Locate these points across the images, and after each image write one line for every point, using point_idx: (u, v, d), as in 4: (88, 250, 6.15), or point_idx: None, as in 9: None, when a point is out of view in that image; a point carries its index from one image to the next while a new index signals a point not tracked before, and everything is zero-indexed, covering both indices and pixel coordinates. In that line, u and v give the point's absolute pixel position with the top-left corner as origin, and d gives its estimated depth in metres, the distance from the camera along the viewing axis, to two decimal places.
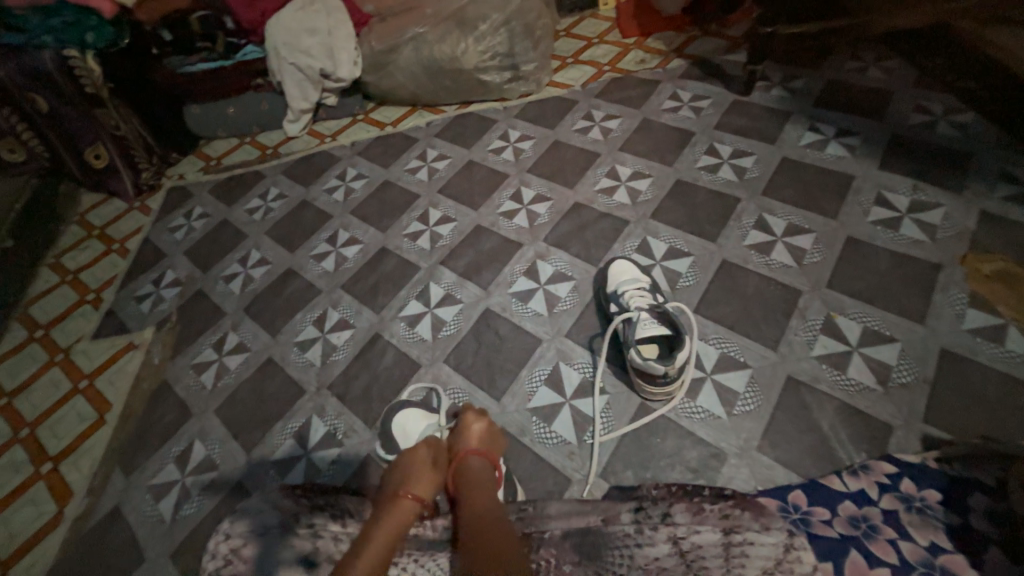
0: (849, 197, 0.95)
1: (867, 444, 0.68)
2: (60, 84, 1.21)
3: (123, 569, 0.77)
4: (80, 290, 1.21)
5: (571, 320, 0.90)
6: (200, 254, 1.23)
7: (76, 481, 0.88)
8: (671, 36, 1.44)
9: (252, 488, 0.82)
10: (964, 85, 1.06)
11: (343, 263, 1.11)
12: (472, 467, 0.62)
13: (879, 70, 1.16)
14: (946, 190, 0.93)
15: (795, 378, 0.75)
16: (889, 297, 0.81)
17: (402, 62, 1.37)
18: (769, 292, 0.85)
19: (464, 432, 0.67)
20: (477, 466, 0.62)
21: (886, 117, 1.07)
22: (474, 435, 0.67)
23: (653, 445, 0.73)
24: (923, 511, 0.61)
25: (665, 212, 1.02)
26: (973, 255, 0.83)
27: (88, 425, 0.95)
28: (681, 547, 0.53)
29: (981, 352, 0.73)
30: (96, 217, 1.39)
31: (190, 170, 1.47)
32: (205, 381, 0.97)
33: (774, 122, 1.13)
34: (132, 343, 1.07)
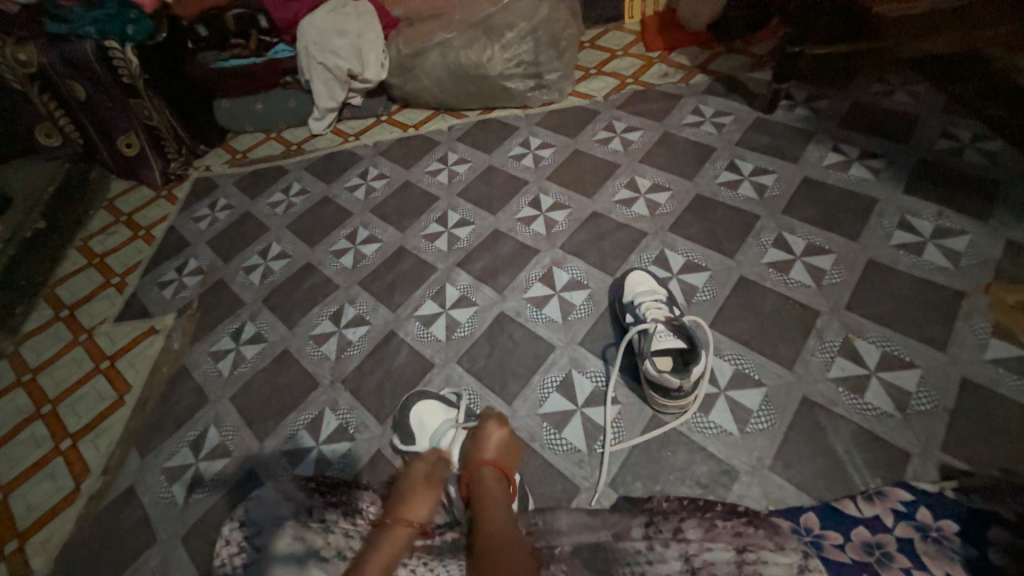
0: (872, 220, 0.95)
1: (883, 470, 0.67)
2: (98, 74, 1.25)
3: (135, 549, 0.79)
4: (107, 274, 1.24)
5: (586, 328, 0.90)
6: (222, 244, 1.25)
7: (93, 458, 0.90)
8: (695, 51, 1.45)
9: (264, 476, 0.83)
10: (993, 113, 1.05)
11: (361, 260, 1.13)
12: (485, 475, 0.61)
13: (905, 94, 1.15)
14: (971, 217, 0.92)
15: (810, 398, 0.75)
16: (909, 322, 0.80)
17: (428, 65, 1.39)
18: (787, 311, 0.85)
19: (481, 439, 0.67)
20: (489, 476, 0.61)
21: (912, 142, 1.06)
22: (491, 443, 0.67)
23: (664, 458, 0.73)
24: (940, 541, 0.59)
25: (683, 226, 1.02)
26: (998, 284, 0.82)
27: (107, 405, 0.97)
28: (693, 563, 0.55)
29: (1003, 382, 0.72)
30: (125, 204, 1.43)
31: (216, 162, 1.51)
32: (222, 368, 0.99)
33: (796, 141, 1.13)
34: (153, 327, 1.09)
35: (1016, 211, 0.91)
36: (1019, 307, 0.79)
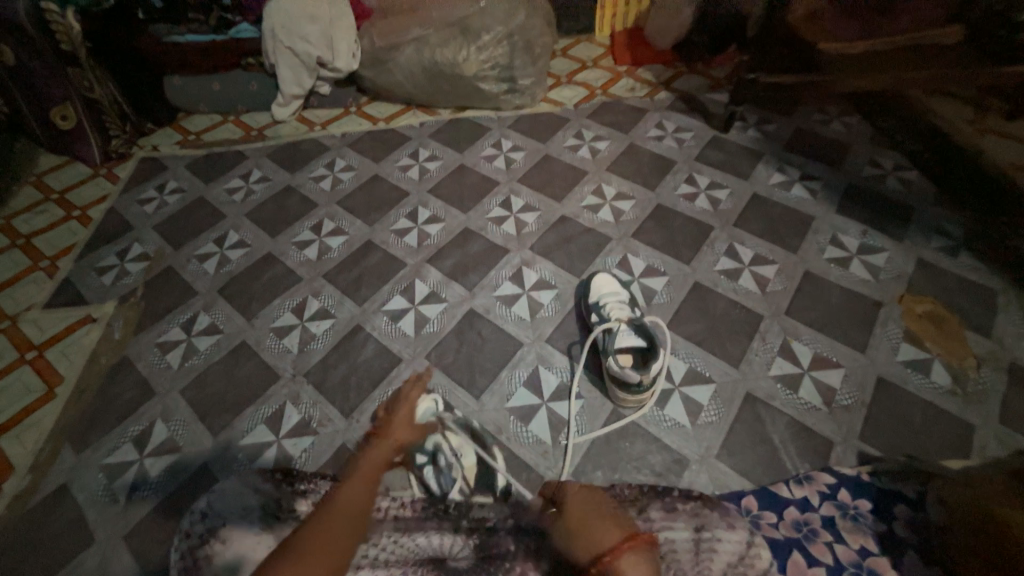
0: (808, 235, 1.05)
1: (812, 458, 0.75)
2: (35, 40, 1.14)
3: (66, 554, 0.73)
4: (34, 256, 1.13)
5: (553, 326, 0.94)
6: (172, 230, 1.18)
7: (17, 456, 0.82)
8: (659, 69, 1.53)
9: (219, 473, 0.79)
10: (910, 146, 1.20)
11: (327, 253, 1.10)
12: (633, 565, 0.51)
13: (840, 124, 1.29)
14: (890, 237, 1.04)
15: (753, 394, 0.82)
16: (838, 328, 0.90)
17: (402, 60, 1.39)
18: (735, 315, 0.93)
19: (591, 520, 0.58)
20: (633, 564, 0.51)
21: (844, 167, 1.19)
22: (598, 524, 0.57)
23: (622, 449, 0.77)
24: (856, 518, 0.68)
25: (645, 233, 1.09)
26: (909, 296, 0.94)
27: (34, 399, 0.89)
28: (655, 540, 0.58)
29: (910, 381, 0.82)
30: (56, 180, 1.30)
31: (165, 142, 1.41)
32: (171, 360, 0.93)
33: (747, 160, 1.23)
34: (90, 316, 1.01)
35: (925, 233, 1.04)
36: (925, 316, 0.91)
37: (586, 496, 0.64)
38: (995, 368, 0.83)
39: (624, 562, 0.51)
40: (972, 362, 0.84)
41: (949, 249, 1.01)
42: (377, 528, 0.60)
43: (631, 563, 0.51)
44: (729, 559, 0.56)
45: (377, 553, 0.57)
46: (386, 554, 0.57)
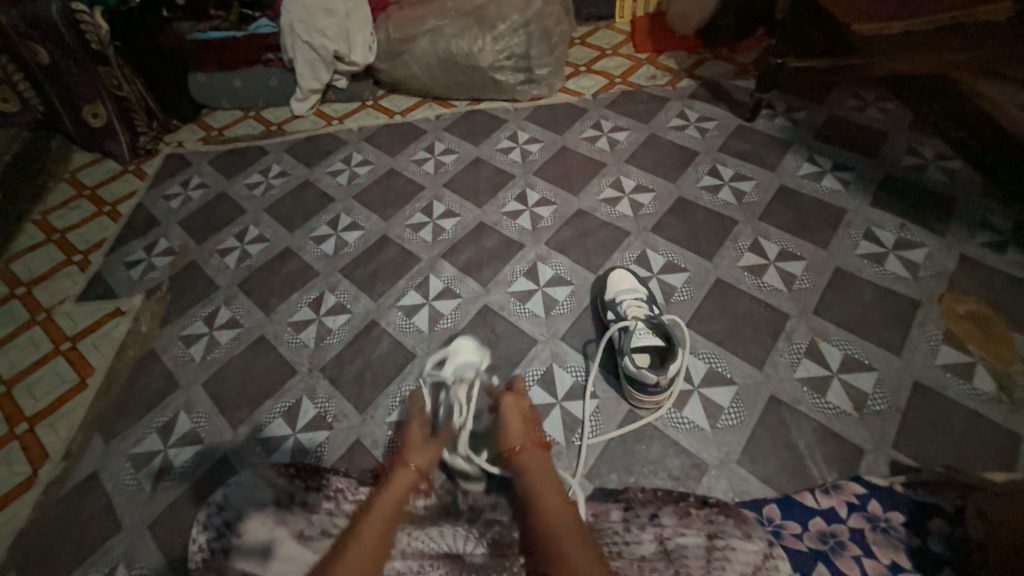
0: (841, 229, 1.00)
1: (839, 465, 0.71)
2: (65, 38, 1.17)
3: (97, 538, 0.76)
4: (67, 250, 1.18)
5: (568, 323, 0.92)
6: (195, 225, 1.21)
7: (53, 443, 0.86)
8: (683, 55, 1.47)
9: (238, 464, 0.81)
10: (956, 134, 1.12)
11: (343, 248, 1.11)
12: (532, 455, 0.64)
13: (878, 110, 1.21)
14: (931, 231, 0.97)
15: (776, 398, 0.78)
16: (870, 329, 0.85)
17: (418, 52, 1.37)
18: (759, 314, 0.89)
19: (507, 425, 0.67)
20: (534, 454, 0.64)
21: (881, 157, 1.12)
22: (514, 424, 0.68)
23: (638, 451, 0.75)
24: (887, 531, 0.65)
25: (665, 227, 1.05)
26: (950, 295, 0.88)
27: (68, 388, 0.93)
28: (667, 546, 0.62)
29: (950, 386, 0.77)
30: (88, 177, 1.35)
31: (189, 138, 1.44)
32: (194, 353, 0.96)
33: (775, 150, 1.17)
34: (119, 309, 1.05)
35: (970, 227, 0.97)
36: (968, 317, 0.85)
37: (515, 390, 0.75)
38: None
39: (527, 452, 0.64)
40: (1020, 367, 0.78)
41: (997, 245, 0.94)
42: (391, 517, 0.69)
43: (532, 453, 0.64)
44: (744, 569, 0.59)
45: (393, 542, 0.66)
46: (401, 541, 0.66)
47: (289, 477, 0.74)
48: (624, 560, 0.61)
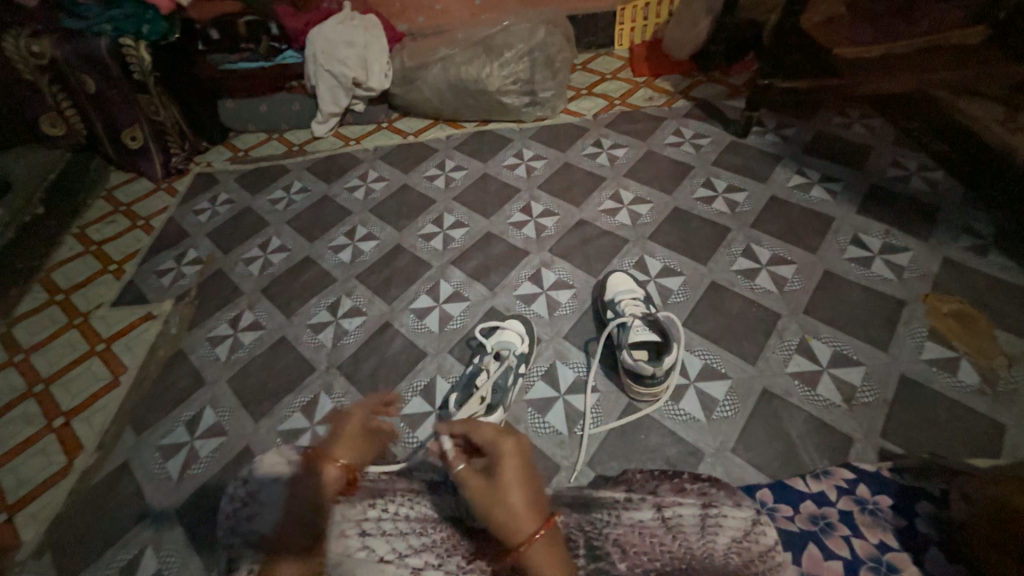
0: (829, 236, 1.05)
1: (830, 453, 0.75)
2: (109, 67, 1.29)
3: (128, 522, 0.81)
4: (104, 260, 1.26)
5: (570, 323, 0.97)
6: (222, 236, 1.29)
7: (87, 435, 0.92)
8: (678, 79, 1.57)
9: (259, 453, 0.86)
10: (937, 147, 1.18)
11: (359, 256, 1.18)
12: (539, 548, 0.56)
13: (862, 127, 1.28)
14: (915, 237, 1.03)
15: (769, 391, 0.82)
16: (858, 327, 0.89)
17: (430, 78, 1.48)
18: (752, 314, 0.94)
19: (511, 499, 0.58)
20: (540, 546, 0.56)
21: (866, 169, 1.18)
22: (518, 495, 0.58)
23: (638, 441, 0.79)
24: (875, 513, 0.68)
25: (662, 235, 1.11)
26: (935, 295, 0.92)
27: (102, 385, 0.99)
28: (664, 515, 0.68)
29: (936, 380, 0.81)
30: (123, 194, 1.45)
31: (217, 158, 1.55)
32: (219, 353, 1.02)
33: (765, 164, 1.24)
34: (150, 313, 1.12)
35: (952, 232, 1.02)
36: (952, 314, 0.89)
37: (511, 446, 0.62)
38: None
39: (533, 549, 0.56)
40: (1003, 361, 0.82)
41: (979, 249, 0.99)
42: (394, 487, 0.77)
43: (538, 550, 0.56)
44: (735, 534, 0.65)
45: (395, 507, 0.74)
46: (403, 507, 0.74)
47: None
48: (624, 524, 0.67)
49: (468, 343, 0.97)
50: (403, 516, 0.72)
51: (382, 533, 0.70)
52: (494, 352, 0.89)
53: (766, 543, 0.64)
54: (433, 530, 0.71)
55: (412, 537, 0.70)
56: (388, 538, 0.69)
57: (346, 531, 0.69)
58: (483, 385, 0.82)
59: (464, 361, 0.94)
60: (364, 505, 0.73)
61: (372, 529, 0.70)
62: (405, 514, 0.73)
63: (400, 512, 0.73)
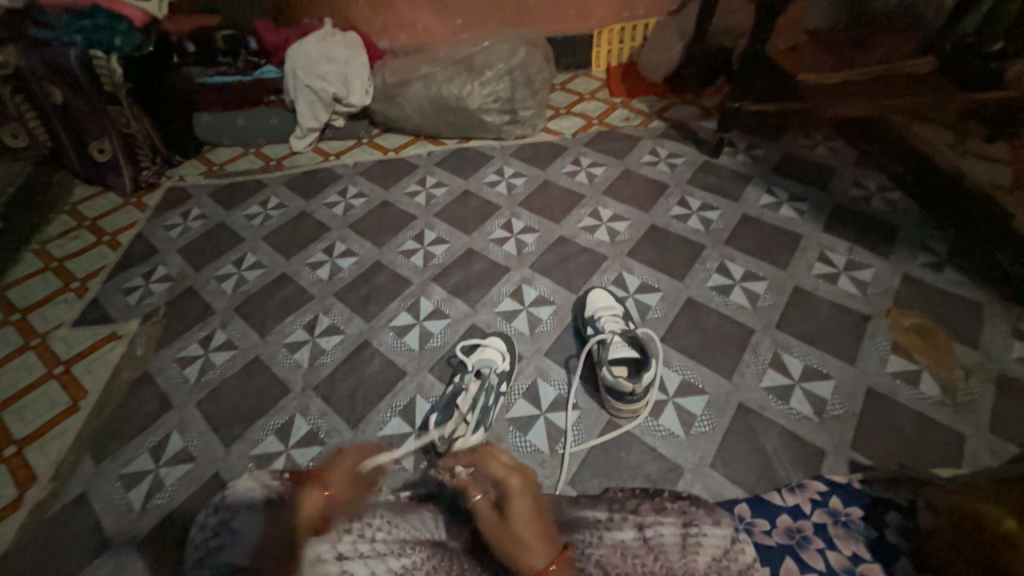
0: (798, 253, 1.09)
1: (804, 466, 0.77)
2: (79, 80, 1.25)
3: (83, 558, 0.76)
4: (65, 278, 1.21)
5: (551, 340, 0.98)
6: (194, 253, 1.26)
7: (41, 465, 0.86)
8: (653, 100, 1.62)
9: (230, 480, 0.83)
10: (894, 169, 1.26)
11: (337, 273, 1.16)
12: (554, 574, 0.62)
13: (826, 149, 1.35)
14: (876, 254, 1.08)
15: (745, 405, 0.84)
16: (827, 341, 0.93)
17: (411, 95, 1.49)
18: (727, 328, 0.96)
19: (524, 529, 0.66)
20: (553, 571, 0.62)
21: (830, 189, 1.24)
22: (525, 527, 0.66)
23: (619, 458, 0.80)
24: (847, 524, 0.70)
25: (640, 252, 1.14)
26: (896, 309, 0.97)
27: (60, 411, 0.94)
28: (646, 535, 0.69)
29: (900, 392, 0.84)
30: (89, 208, 1.40)
31: (191, 172, 1.51)
32: (189, 374, 0.99)
33: (737, 183, 1.29)
34: (115, 333, 1.07)
35: (910, 249, 1.08)
36: (913, 328, 0.93)
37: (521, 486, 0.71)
38: (983, 378, 0.85)
39: (547, 574, 0.62)
40: (960, 373, 0.86)
41: (935, 265, 1.04)
42: (371, 510, 0.76)
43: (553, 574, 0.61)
44: (714, 552, 0.67)
45: (370, 531, 0.74)
46: (380, 531, 0.73)
47: (283, 483, 0.80)
48: (606, 545, 0.69)
49: (449, 360, 0.96)
50: (381, 540, 0.73)
51: (361, 557, 0.71)
52: (475, 370, 0.88)
53: (743, 560, 0.67)
54: (410, 552, 0.72)
55: (391, 560, 0.71)
56: (366, 562, 0.71)
57: (323, 556, 0.71)
58: (465, 405, 0.81)
59: (445, 380, 0.94)
60: (340, 531, 0.74)
61: (351, 553, 0.71)
62: (383, 538, 0.73)
63: (377, 535, 0.73)
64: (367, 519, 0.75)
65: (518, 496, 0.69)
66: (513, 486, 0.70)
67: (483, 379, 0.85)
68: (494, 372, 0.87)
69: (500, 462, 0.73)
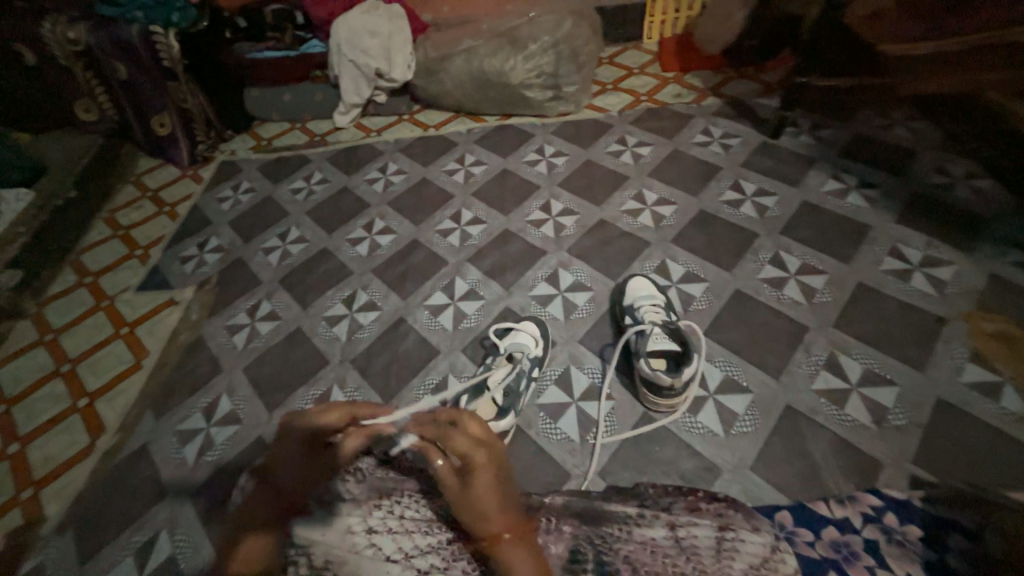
0: (864, 245, 1.00)
1: (856, 477, 0.71)
2: (141, 55, 1.31)
3: (144, 504, 0.83)
4: (130, 245, 1.30)
5: (586, 327, 0.95)
6: (243, 225, 1.31)
7: (110, 417, 0.95)
8: (708, 75, 1.51)
9: (272, 443, 0.88)
10: (988, 154, 1.11)
11: (375, 250, 1.18)
12: (511, 553, 0.54)
13: (906, 130, 1.21)
14: (959, 250, 0.96)
15: (793, 408, 0.79)
16: (892, 344, 0.85)
17: (452, 70, 1.46)
18: (778, 324, 0.90)
19: (484, 503, 0.57)
20: (513, 550, 0.55)
21: (909, 175, 1.11)
22: (486, 498, 0.57)
23: (652, 453, 0.77)
24: (903, 543, 0.65)
25: (686, 238, 1.07)
26: (978, 313, 0.87)
27: (125, 368, 1.02)
28: (678, 535, 0.64)
29: (975, 405, 0.76)
30: (151, 180, 1.48)
31: (241, 147, 1.57)
32: (237, 341, 1.04)
33: (799, 167, 1.19)
34: (173, 299, 1.14)
35: (1001, 246, 0.96)
36: (996, 335, 0.83)
37: (485, 457, 0.59)
38: None
39: (507, 551, 0.55)
40: None
41: None
42: (401, 487, 0.75)
43: (513, 552, 0.54)
44: (752, 561, 0.61)
45: (399, 509, 0.72)
46: (408, 509, 0.72)
47: None
48: (634, 541, 0.64)
49: (481, 341, 0.96)
50: (408, 518, 0.71)
51: (389, 531, 0.69)
52: (507, 354, 0.87)
53: (784, 572, 0.60)
54: (436, 531, 0.69)
55: (418, 538, 0.69)
56: (394, 538, 0.69)
57: (354, 528, 0.69)
58: (495, 388, 0.81)
59: (478, 362, 0.93)
60: (370, 506, 0.73)
61: (380, 527, 0.70)
62: (411, 515, 0.71)
63: (405, 513, 0.72)
64: (396, 496, 0.74)
65: (479, 468, 0.59)
66: (474, 458, 0.59)
67: (515, 364, 0.84)
68: (527, 357, 0.86)
69: (462, 429, 0.62)
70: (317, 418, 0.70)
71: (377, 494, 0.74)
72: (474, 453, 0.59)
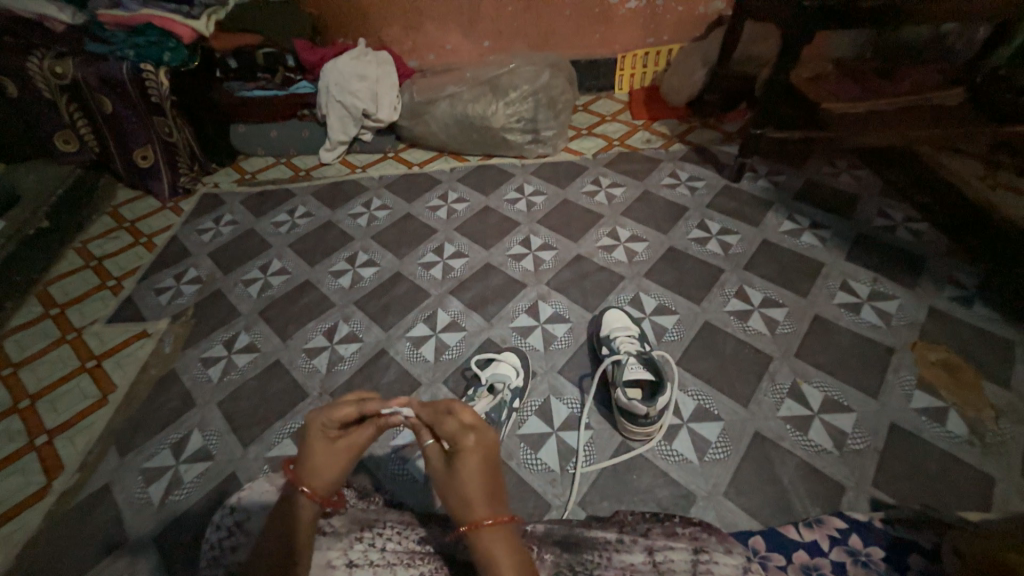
0: (819, 280, 1.08)
1: (821, 500, 0.75)
2: (129, 92, 1.34)
3: (102, 549, 0.78)
4: (103, 276, 1.27)
5: (565, 357, 0.98)
6: (223, 257, 1.30)
7: (69, 455, 0.90)
8: (674, 123, 1.64)
9: (245, 480, 0.85)
10: (921, 200, 1.24)
11: (358, 282, 1.19)
12: (489, 539, 0.52)
13: (850, 177, 1.34)
14: (902, 285, 1.06)
15: (761, 434, 0.83)
16: (849, 372, 0.91)
17: (437, 114, 1.55)
18: (744, 354, 0.95)
19: (466, 484, 0.56)
20: (491, 536, 0.53)
21: (855, 218, 1.22)
22: (473, 484, 0.56)
23: (630, 481, 0.79)
24: (868, 564, 0.68)
25: (657, 273, 1.14)
26: (922, 343, 0.94)
27: (89, 404, 0.98)
28: (656, 559, 0.62)
29: (925, 429, 0.82)
30: (129, 211, 1.47)
31: (225, 180, 1.59)
32: (212, 374, 1.02)
33: (758, 209, 1.29)
34: (145, 331, 1.12)
35: (938, 282, 1.05)
36: (939, 364, 0.91)
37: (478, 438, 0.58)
38: (1016, 420, 0.82)
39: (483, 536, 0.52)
40: (990, 414, 0.83)
41: (964, 299, 1.02)
42: (382, 519, 0.71)
43: (490, 539, 0.52)
44: None
45: (381, 541, 0.66)
46: (391, 540, 0.66)
47: None
48: (613, 566, 0.62)
49: (463, 371, 0.98)
50: (391, 551, 0.65)
51: (369, 565, 0.62)
52: (489, 385, 0.89)
53: None
54: (420, 563, 0.63)
55: (401, 571, 0.62)
56: (376, 572, 0.61)
57: (332, 562, 0.62)
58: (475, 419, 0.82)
59: (459, 393, 0.94)
60: (350, 539, 0.65)
61: (360, 560, 0.62)
62: (393, 547, 0.65)
63: (387, 545, 0.65)
64: (378, 527, 0.68)
65: (467, 452, 0.57)
66: (466, 442, 0.58)
67: (494, 395, 0.86)
68: (507, 387, 0.88)
69: (454, 414, 0.60)
70: (324, 414, 0.62)
71: (360, 526, 0.67)
72: (465, 436, 0.58)
